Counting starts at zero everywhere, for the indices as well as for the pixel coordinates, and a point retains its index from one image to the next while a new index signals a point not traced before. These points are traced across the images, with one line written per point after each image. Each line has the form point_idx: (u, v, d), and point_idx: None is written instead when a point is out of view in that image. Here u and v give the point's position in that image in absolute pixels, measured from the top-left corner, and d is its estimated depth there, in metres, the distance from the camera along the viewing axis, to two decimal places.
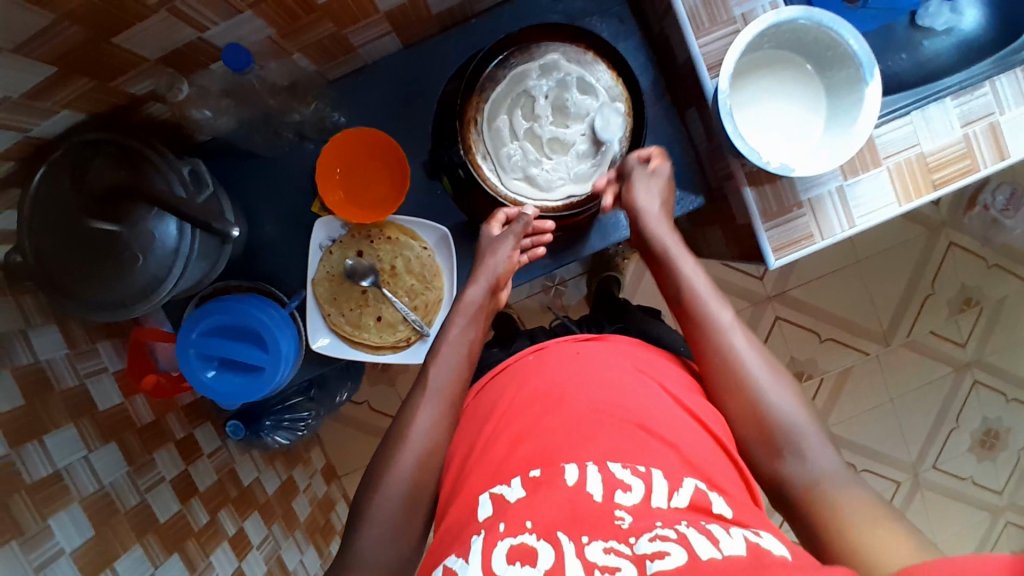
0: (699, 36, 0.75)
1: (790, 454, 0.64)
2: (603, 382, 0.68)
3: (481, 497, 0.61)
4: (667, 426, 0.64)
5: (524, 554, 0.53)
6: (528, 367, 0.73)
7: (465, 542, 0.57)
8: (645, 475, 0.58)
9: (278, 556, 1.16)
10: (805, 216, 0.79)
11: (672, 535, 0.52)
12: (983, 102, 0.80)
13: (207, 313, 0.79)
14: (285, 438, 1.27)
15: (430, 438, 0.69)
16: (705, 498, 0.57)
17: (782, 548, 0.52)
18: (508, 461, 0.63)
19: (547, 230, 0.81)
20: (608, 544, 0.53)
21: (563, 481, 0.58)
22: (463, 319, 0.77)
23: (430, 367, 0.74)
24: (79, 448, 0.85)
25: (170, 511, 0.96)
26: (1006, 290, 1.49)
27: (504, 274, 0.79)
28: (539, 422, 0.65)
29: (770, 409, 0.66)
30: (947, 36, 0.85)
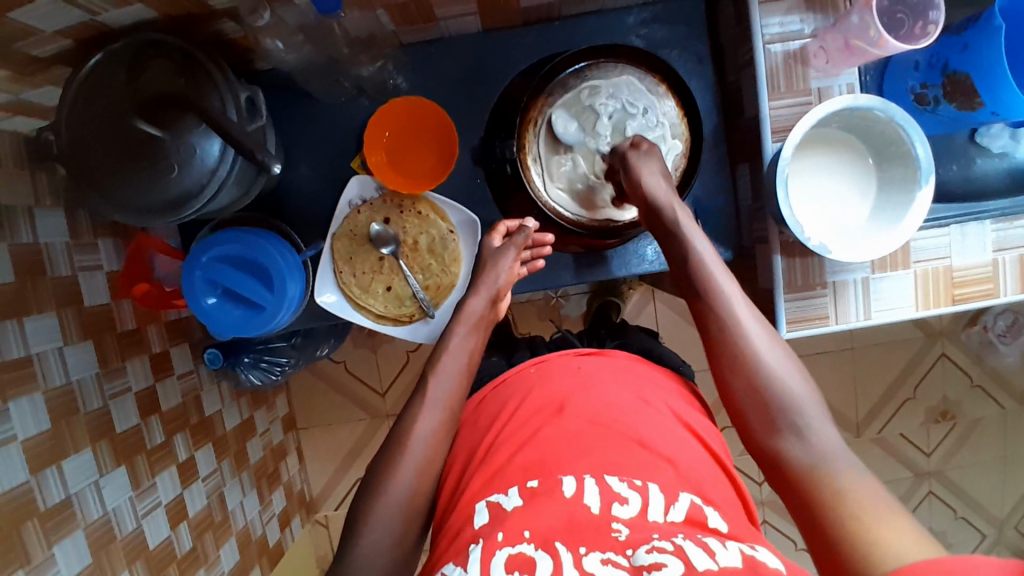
0: (773, 98, 0.76)
1: (789, 434, 0.63)
2: (604, 398, 0.69)
3: (478, 503, 0.62)
4: (662, 444, 0.65)
5: (522, 564, 0.53)
6: (530, 378, 0.74)
7: (463, 550, 0.57)
8: (642, 489, 0.59)
9: (220, 492, 1.15)
10: (826, 297, 0.80)
11: (669, 547, 0.52)
12: (1018, 233, 0.82)
13: (218, 241, 0.78)
14: (257, 379, 1.22)
15: (430, 447, 0.68)
16: (701, 512, 0.59)
17: (775, 561, 0.53)
18: (508, 467, 0.63)
19: (547, 244, 0.83)
20: (606, 555, 0.54)
21: (561, 493, 0.59)
22: (463, 328, 0.77)
23: (431, 378, 0.73)
24: (56, 338, 0.83)
25: (129, 423, 0.95)
26: (983, 412, 1.52)
27: (504, 286, 0.80)
28: (540, 432, 0.66)
29: (775, 385, 0.65)
30: (1000, 159, 0.84)
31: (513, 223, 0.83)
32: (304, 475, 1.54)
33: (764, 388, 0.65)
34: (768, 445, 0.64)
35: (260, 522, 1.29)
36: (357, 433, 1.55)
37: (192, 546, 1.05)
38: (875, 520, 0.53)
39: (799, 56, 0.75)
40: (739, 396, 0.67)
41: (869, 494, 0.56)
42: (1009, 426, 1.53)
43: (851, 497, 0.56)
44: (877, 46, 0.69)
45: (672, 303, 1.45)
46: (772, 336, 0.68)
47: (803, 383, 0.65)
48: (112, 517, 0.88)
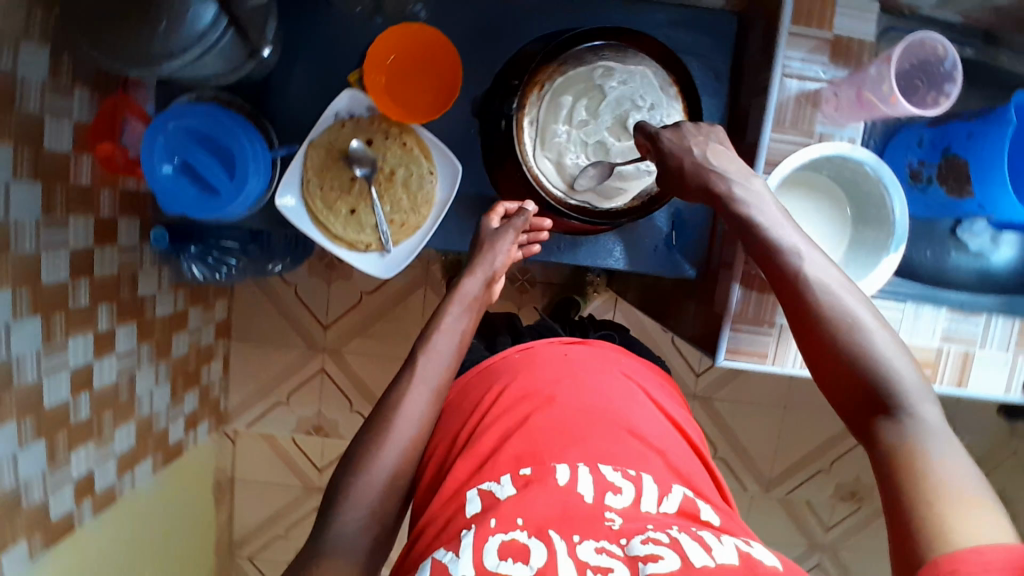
0: (776, 130, 0.76)
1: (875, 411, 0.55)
2: (594, 389, 0.68)
3: (469, 492, 0.60)
4: (652, 435, 0.65)
5: (515, 552, 0.52)
6: (515, 363, 0.73)
7: (453, 538, 0.55)
8: (636, 479, 0.59)
9: (131, 374, 1.11)
10: (770, 336, 0.81)
11: (665, 539, 0.52)
12: (970, 328, 0.83)
13: (179, 115, 0.75)
14: (199, 271, 1.21)
15: (417, 429, 0.67)
16: (693, 505, 0.59)
17: (771, 558, 0.54)
18: (497, 455, 0.61)
19: (544, 228, 0.84)
20: (600, 544, 0.53)
21: (554, 480, 0.58)
22: (458, 307, 0.76)
23: (419, 356, 0.72)
24: (5, 173, 0.77)
25: (55, 278, 0.88)
26: None
27: (500, 268, 0.80)
28: (530, 419, 0.64)
29: (861, 361, 0.56)
30: (975, 258, 0.86)
31: (511, 205, 0.83)
32: (223, 385, 1.51)
33: (853, 366, 0.57)
34: (858, 424, 0.56)
35: (166, 416, 1.26)
36: (289, 358, 1.52)
37: (89, 419, 1.00)
38: (956, 502, 0.47)
39: (811, 97, 0.76)
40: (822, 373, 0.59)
41: (961, 476, 0.49)
42: None
43: (937, 472, 0.50)
44: (888, 103, 0.70)
45: (632, 315, 1.43)
46: (868, 313, 0.59)
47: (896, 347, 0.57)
48: (13, 365, 0.82)
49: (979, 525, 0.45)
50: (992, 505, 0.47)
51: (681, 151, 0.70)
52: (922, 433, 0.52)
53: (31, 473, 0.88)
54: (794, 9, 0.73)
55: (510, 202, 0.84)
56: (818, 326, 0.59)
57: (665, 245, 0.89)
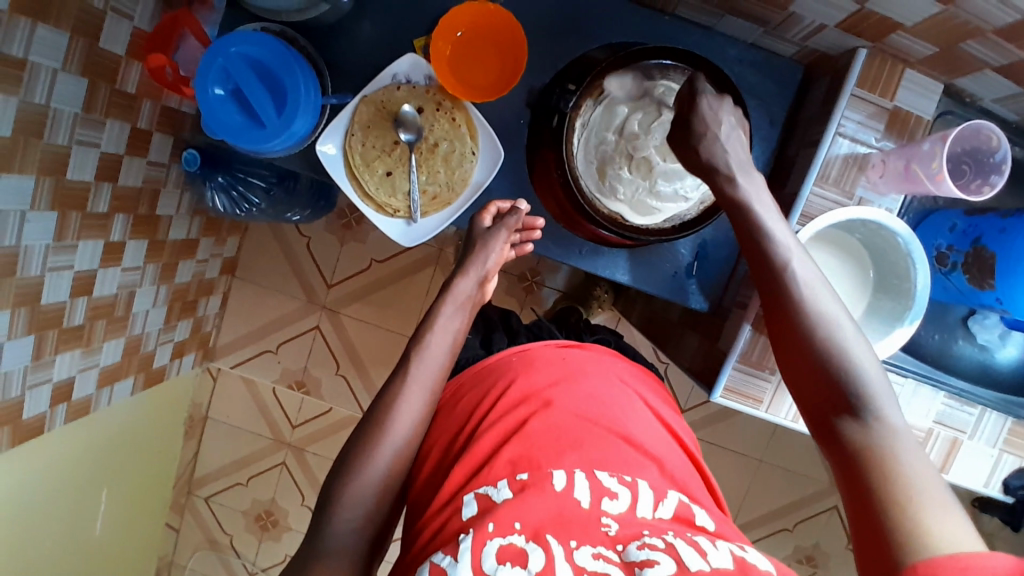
0: (818, 184, 0.76)
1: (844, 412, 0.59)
2: (587, 392, 0.70)
3: (466, 495, 0.59)
4: (647, 441, 0.66)
5: (513, 556, 0.52)
6: (514, 366, 0.73)
7: (451, 541, 0.55)
8: (632, 485, 0.60)
9: (132, 290, 1.11)
10: (768, 383, 0.81)
11: (661, 545, 0.53)
12: (965, 417, 0.84)
13: (240, 44, 0.76)
14: (222, 204, 1.20)
15: (411, 432, 0.69)
16: (688, 510, 0.60)
17: (765, 564, 0.54)
18: (494, 459, 0.62)
19: (536, 228, 0.85)
20: (596, 550, 0.53)
21: (551, 485, 0.58)
22: (451, 306, 0.78)
23: (415, 356, 0.73)
24: (58, 59, 0.76)
25: (81, 177, 0.87)
26: (843, 572, 1.56)
27: (492, 266, 0.82)
28: (527, 424, 0.64)
29: (834, 365, 0.60)
30: (978, 351, 0.85)
31: (505, 204, 0.84)
32: (216, 320, 1.51)
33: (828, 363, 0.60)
34: (824, 421, 0.60)
35: (156, 340, 1.26)
36: (286, 307, 1.52)
37: (81, 325, 0.99)
38: (923, 502, 0.52)
39: (859, 160, 0.76)
40: (794, 371, 0.63)
41: (922, 476, 0.54)
42: None
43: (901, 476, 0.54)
44: (934, 180, 0.70)
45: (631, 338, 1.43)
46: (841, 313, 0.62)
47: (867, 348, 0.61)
48: (21, 253, 0.81)
49: (945, 524, 0.50)
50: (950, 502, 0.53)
51: (711, 118, 0.70)
52: (888, 434, 0.57)
53: (13, 365, 0.87)
54: (862, 70, 0.74)
55: (504, 202, 0.85)
56: (801, 327, 0.62)
57: (684, 274, 0.89)
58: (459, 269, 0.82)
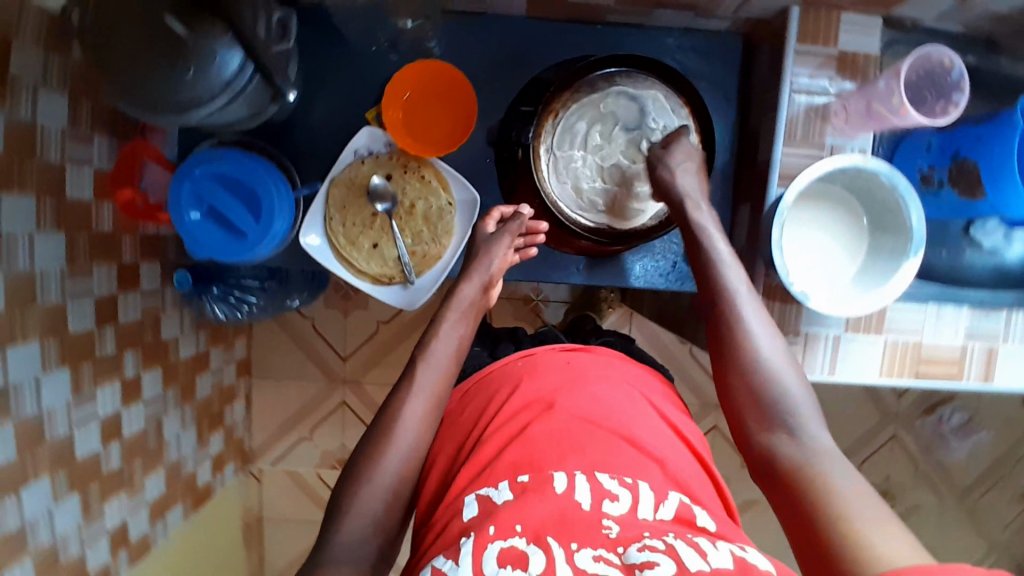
0: (788, 145, 0.77)
1: (781, 429, 0.63)
2: (593, 397, 0.67)
3: (468, 497, 0.59)
4: (650, 442, 0.64)
5: (514, 559, 0.50)
6: (515, 371, 0.73)
7: (454, 544, 0.55)
8: (632, 487, 0.57)
9: (158, 419, 1.11)
10: (796, 346, 0.81)
11: (661, 546, 0.50)
12: (993, 325, 0.83)
13: (217, 157, 0.78)
14: (222, 313, 1.21)
15: (417, 439, 0.68)
16: (690, 512, 0.57)
17: (766, 564, 0.51)
18: (497, 464, 0.61)
19: (540, 232, 0.83)
20: (597, 552, 0.51)
21: (552, 489, 0.56)
22: (454, 316, 0.77)
23: (417, 364, 0.73)
24: (29, 224, 0.77)
25: (83, 327, 0.88)
26: (921, 501, 1.54)
27: (497, 272, 0.81)
28: (528, 428, 0.63)
29: (772, 388, 0.65)
30: (989, 256, 0.85)
31: (507, 209, 0.85)
32: (246, 423, 1.52)
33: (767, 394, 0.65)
34: (763, 453, 0.64)
35: (193, 461, 1.26)
36: (309, 392, 1.53)
37: (119, 468, 0.99)
38: (852, 507, 0.53)
39: (820, 111, 0.77)
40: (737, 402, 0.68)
41: (851, 487, 0.55)
42: (943, 520, 1.55)
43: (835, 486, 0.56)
44: (898, 115, 0.71)
45: (648, 330, 1.44)
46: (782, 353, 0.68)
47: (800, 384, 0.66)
48: (45, 417, 0.82)
49: (878, 528, 0.50)
50: (884, 506, 0.53)
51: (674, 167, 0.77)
52: (818, 456, 0.60)
53: (66, 526, 0.88)
54: (798, 26, 0.76)
55: (507, 208, 0.85)
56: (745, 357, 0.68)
57: (684, 261, 0.89)
58: (463, 276, 0.82)
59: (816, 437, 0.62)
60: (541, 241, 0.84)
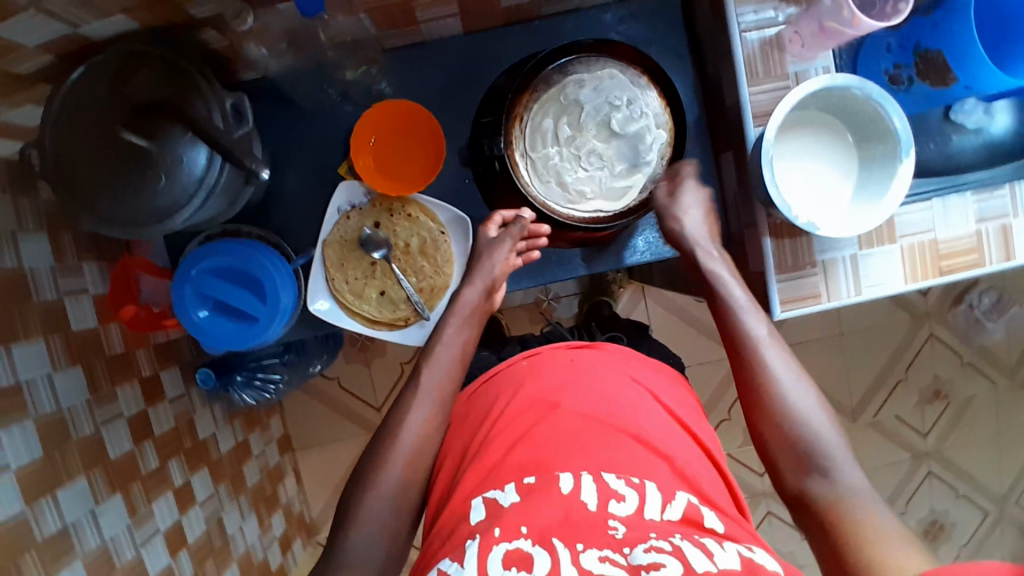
0: (752, 84, 0.77)
1: (815, 467, 0.66)
2: (596, 391, 0.70)
3: (474, 500, 0.62)
4: (659, 439, 0.66)
5: (519, 560, 0.54)
6: (521, 373, 0.74)
7: (459, 546, 0.58)
8: (639, 486, 0.60)
9: (218, 517, 1.09)
10: (816, 276, 0.81)
11: (668, 547, 0.53)
12: (999, 203, 0.83)
13: (210, 252, 0.78)
14: (251, 398, 1.22)
15: (421, 438, 0.71)
16: (698, 512, 0.60)
17: (773, 565, 0.55)
18: (502, 465, 0.64)
19: (542, 234, 0.84)
20: (603, 553, 0.55)
21: (558, 489, 0.60)
22: (457, 321, 0.80)
23: (423, 369, 0.76)
24: (45, 366, 0.77)
25: (122, 450, 0.88)
26: (975, 390, 1.53)
27: (499, 276, 0.82)
28: (535, 428, 0.67)
29: (804, 432, 0.68)
30: (975, 135, 0.84)
31: (509, 212, 0.84)
32: (303, 497, 1.51)
33: (797, 437, 0.68)
34: (797, 491, 0.67)
35: (262, 548, 1.25)
36: (354, 449, 1.53)
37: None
38: (888, 548, 0.57)
39: (775, 43, 0.77)
40: (765, 443, 0.70)
41: (885, 526, 0.60)
42: (1002, 402, 1.54)
43: (871, 527, 0.60)
44: (852, 26, 0.71)
45: (663, 299, 1.44)
46: (814, 401, 0.71)
47: (829, 424, 0.69)
48: (110, 547, 0.82)
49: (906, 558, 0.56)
50: (918, 548, 0.57)
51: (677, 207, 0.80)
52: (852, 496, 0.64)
53: None
54: None
55: (509, 210, 0.85)
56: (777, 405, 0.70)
57: None
58: (465, 280, 0.83)
59: (851, 478, 0.65)
60: (542, 245, 0.86)
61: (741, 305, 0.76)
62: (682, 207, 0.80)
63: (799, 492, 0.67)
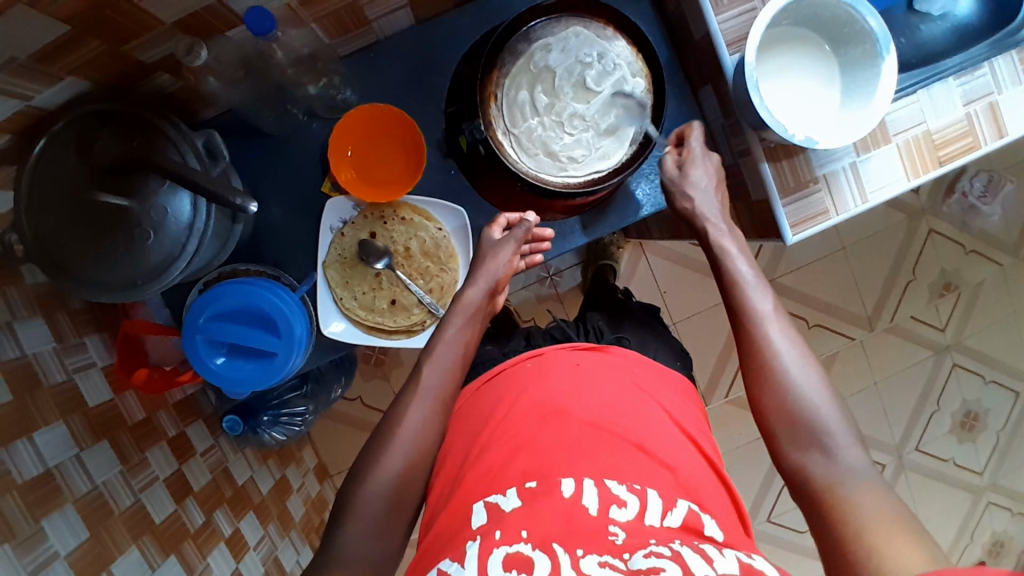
0: (717, 12, 0.76)
1: (808, 438, 0.65)
2: (604, 396, 0.70)
3: (475, 504, 0.62)
4: (661, 447, 0.67)
5: (520, 563, 0.54)
6: (526, 374, 0.74)
7: (460, 546, 0.58)
8: (640, 492, 0.61)
9: (275, 556, 1.08)
10: (821, 192, 0.80)
11: (667, 553, 0.54)
12: (982, 82, 0.81)
13: (213, 299, 0.76)
14: (281, 434, 1.23)
15: (419, 435, 0.69)
16: (697, 520, 0.60)
17: (771, 569, 0.56)
18: (503, 471, 0.64)
19: (546, 238, 0.86)
20: (602, 558, 0.55)
21: (560, 492, 0.61)
22: (459, 318, 0.77)
23: (426, 364, 0.74)
24: (69, 448, 0.75)
25: (166, 511, 0.87)
26: (984, 275, 1.53)
27: (503, 277, 0.81)
28: (538, 436, 0.66)
29: (802, 403, 0.66)
30: (942, 21, 0.82)
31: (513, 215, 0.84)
32: None
33: (792, 407, 0.67)
34: (790, 468, 0.66)
35: None
36: None
37: None
38: (882, 528, 0.56)
39: None
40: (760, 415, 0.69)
41: (877, 504, 0.58)
42: (1011, 281, 1.55)
43: (862, 506, 0.58)
44: None
45: (662, 251, 1.43)
46: (816, 376, 0.68)
47: (829, 400, 0.66)
48: None
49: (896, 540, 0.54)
50: (911, 525, 0.56)
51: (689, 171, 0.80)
52: (845, 470, 0.62)
53: None
54: None
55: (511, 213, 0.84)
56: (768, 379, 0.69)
57: None
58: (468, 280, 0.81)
59: (848, 455, 0.63)
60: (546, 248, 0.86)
61: (748, 280, 0.74)
62: (692, 180, 0.79)
63: (793, 464, 0.65)
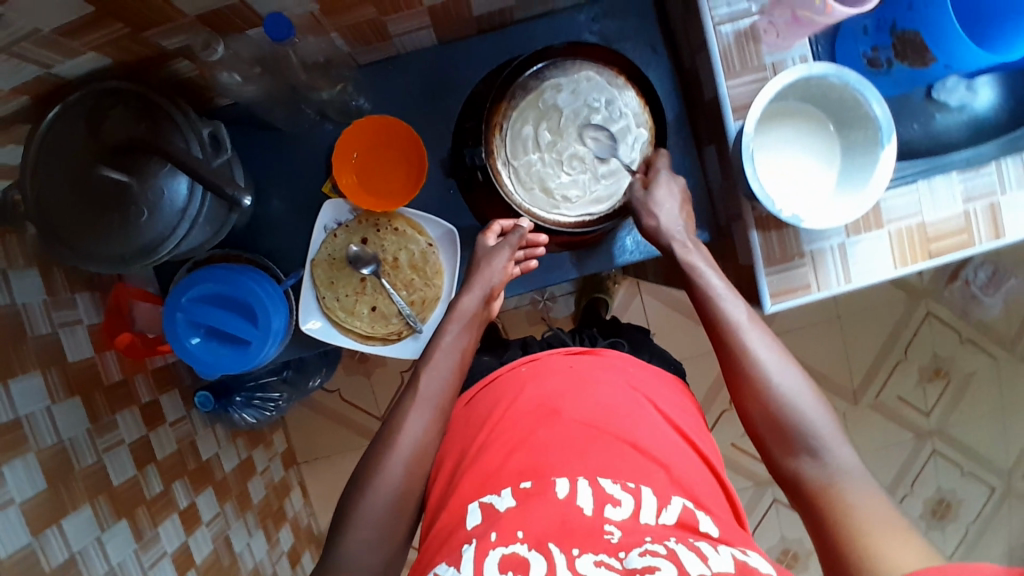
0: (728, 77, 0.77)
1: (803, 450, 0.66)
2: (595, 397, 0.71)
3: (470, 505, 0.64)
4: (657, 448, 0.67)
5: (515, 564, 0.55)
6: (518, 376, 0.75)
7: (455, 550, 0.59)
8: (634, 490, 0.62)
9: (225, 536, 1.08)
10: (806, 267, 0.81)
11: (662, 551, 0.55)
12: (986, 180, 0.82)
13: (199, 280, 0.78)
14: (252, 417, 1.25)
15: (420, 443, 0.70)
16: (692, 517, 0.61)
17: (766, 566, 0.56)
18: (500, 471, 0.65)
19: (541, 244, 0.82)
20: (599, 557, 0.55)
21: (555, 493, 0.61)
22: (457, 326, 0.77)
23: (422, 373, 0.74)
24: (43, 399, 0.77)
25: (126, 475, 0.88)
26: (975, 365, 1.52)
27: (498, 285, 0.80)
28: (535, 435, 0.68)
29: (790, 409, 0.67)
30: (959, 113, 0.83)
31: (507, 222, 0.82)
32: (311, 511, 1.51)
33: (777, 412, 0.68)
34: (788, 474, 0.67)
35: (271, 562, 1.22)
36: None
37: None
38: (883, 538, 0.57)
39: (750, 33, 0.76)
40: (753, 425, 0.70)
41: (872, 506, 0.60)
42: (1003, 375, 1.54)
43: (862, 509, 0.60)
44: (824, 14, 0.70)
45: (656, 292, 1.44)
46: (794, 380, 0.69)
47: (818, 403, 0.68)
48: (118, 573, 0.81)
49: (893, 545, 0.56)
50: (906, 526, 0.58)
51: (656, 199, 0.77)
52: (840, 471, 0.64)
53: None
54: None
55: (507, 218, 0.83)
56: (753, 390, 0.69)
57: None
58: (464, 288, 0.81)
59: (841, 456, 0.64)
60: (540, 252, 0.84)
61: (718, 292, 0.73)
62: (655, 201, 0.76)
63: (793, 475, 0.66)
